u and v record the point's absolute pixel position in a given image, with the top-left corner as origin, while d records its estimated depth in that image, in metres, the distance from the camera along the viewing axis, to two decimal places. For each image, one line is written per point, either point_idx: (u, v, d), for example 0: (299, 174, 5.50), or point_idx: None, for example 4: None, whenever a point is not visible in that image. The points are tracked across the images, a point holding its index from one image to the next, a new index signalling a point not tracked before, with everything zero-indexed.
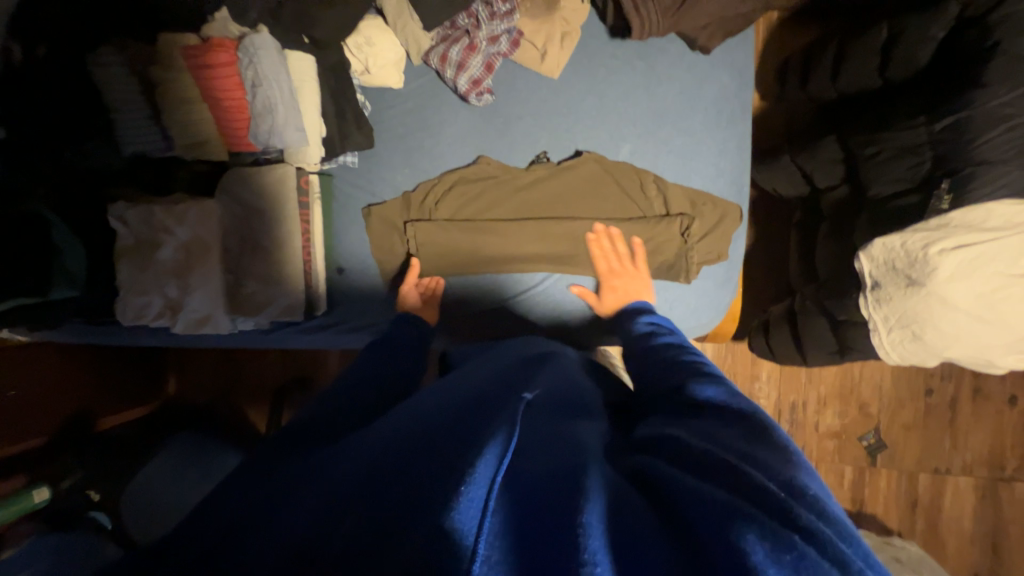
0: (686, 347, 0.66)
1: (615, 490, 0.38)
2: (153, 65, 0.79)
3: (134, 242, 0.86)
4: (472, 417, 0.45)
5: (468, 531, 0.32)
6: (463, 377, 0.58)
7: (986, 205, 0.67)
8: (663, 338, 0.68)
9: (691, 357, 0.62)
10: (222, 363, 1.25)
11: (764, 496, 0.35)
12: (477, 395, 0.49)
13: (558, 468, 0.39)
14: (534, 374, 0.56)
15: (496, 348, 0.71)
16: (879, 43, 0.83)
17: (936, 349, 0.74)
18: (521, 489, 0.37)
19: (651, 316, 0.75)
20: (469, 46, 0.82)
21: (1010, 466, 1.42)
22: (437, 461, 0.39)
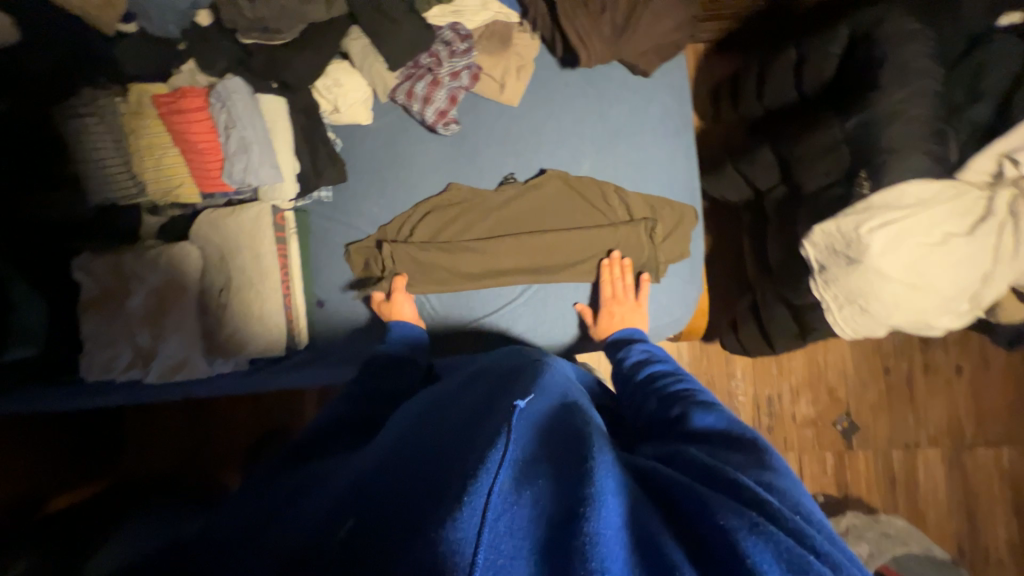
0: (680, 373, 0.70)
1: (637, 504, 0.40)
2: (126, 113, 0.82)
3: (101, 292, 0.84)
4: (481, 425, 0.46)
5: (469, 539, 0.35)
6: (474, 386, 0.60)
7: (899, 185, 0.76)
8: (659, 366, 0.72)
9: (687, 384, 0.65)
10: (194, 418, 1.18)
11: (782, 516, 0.37)
12: (478, 406, 0.51)
13: (566, 467, 0.41)
14: (527, 370, 0.57)
15: (487, 355, 0.74)
16: (791, 62, 0.96)
17: (883, 318, 0.82)
18: (529, 486, 0.39)
19: (645, 344, 0.79)
20: (433, 81, 0.88)
21: (969, 432, 1.53)
22: (444, 480, 0.41)
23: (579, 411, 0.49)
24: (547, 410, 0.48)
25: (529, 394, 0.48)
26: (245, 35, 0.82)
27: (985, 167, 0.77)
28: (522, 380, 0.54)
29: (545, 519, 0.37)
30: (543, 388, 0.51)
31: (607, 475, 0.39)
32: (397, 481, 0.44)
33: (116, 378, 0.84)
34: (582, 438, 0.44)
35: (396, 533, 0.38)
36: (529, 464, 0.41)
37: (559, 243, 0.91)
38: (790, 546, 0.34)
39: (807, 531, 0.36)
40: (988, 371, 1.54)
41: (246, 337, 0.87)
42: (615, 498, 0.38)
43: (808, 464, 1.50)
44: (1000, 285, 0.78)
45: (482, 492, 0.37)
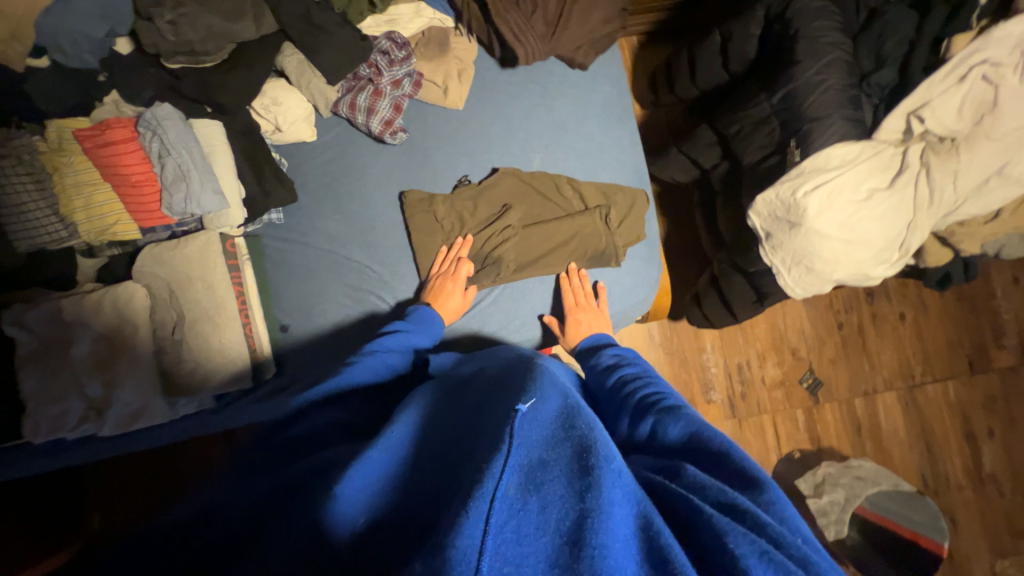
0: (649, 375, 0.70)
1: (649, 515, 0.40)
2: (47, 153, 0.77)
3: (39, 346, 0.78)
4: (484, 431, 0.47)
5: (472, 547, 0.35)
6: (471, 387, 0.60)
7: (825, 150, 0.82)
8: (629, 369, 0.72)
9: (661, 388, 0.67)
10: (162, 468, 1.11)
11: (783, 542, 0.40)
12: (481, 411, 0.52)
13: (573, 471, 0.41)
14: (529, 368, 0.57)
15: (479, 356, 0.76)
16: (717, 45, 1.02)
17: (827, 275, 0.87)
18: (533, 491, 0.40)
19: (615, 348, 0.79)
20: (375, 91, 0.88)
21: (918, 372, 1.65)
22: (452, 494, 0.41)
23: (582, 409, 0.48)
24: (551, 413, 0.47)
25: (530, 398, 0.48)
26: (170, 58, 0.78)
27: (897, 126, 0.82)
28: (524, 379, 0.54)
29: (550, 526, 0.38)
30: (544, 388, 0.51)
31: (615, 484, 0.40)
32: (405, 495, 0.47)
33: (67, 437, 0.78)
34: (586, 444, 0.43)
35: (402, 545, 0.41)
36: (535, 468, 0.41)
37: (518, 240, 0.92)
38: (791, 571, 0.37)
39: (810, 558, 0.39)
40: (927, 313, 1.67)
41: (209, 373, 0.83)
42: (622, 508, 0.39)
43: (782, 423, 1.58)
44: (923, 230, 0.85)
45: (486, 497, 0.38)
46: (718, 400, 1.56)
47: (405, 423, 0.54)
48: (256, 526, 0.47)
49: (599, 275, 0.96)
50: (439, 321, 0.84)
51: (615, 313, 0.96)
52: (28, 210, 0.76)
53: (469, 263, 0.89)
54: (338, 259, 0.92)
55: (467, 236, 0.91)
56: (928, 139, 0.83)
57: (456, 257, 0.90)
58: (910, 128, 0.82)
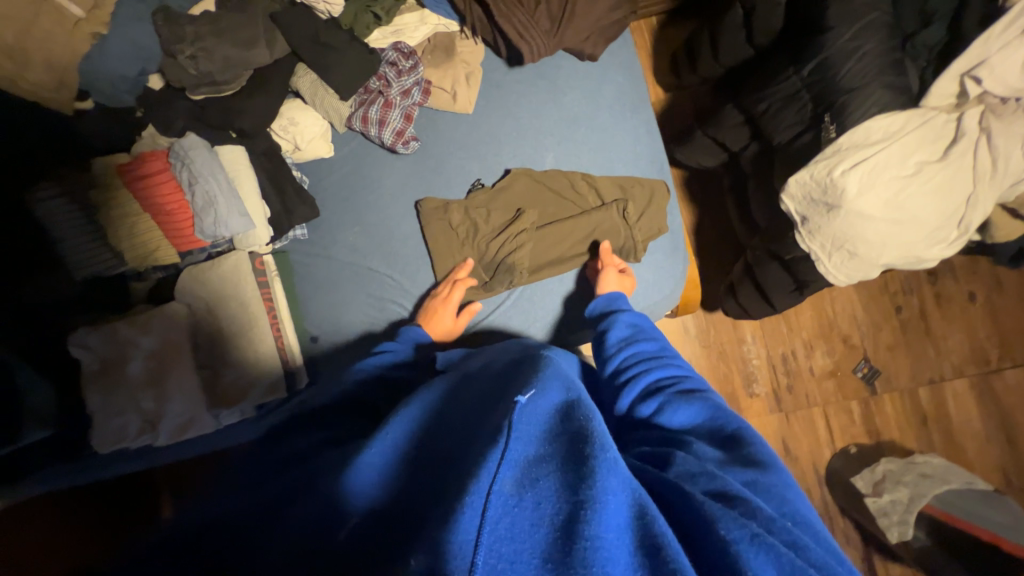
0: (659, 353, 0.69)
1: (643, 505, 0.40)
2: (93, 189, 0.83)
3: (100, 364, 0.85)
4: (484, 424, 0.47)
5: (468, 541, 0.35)
6: (479, 381, 0.59)
7: (864, 123, 0.75)
8: (640, 343, 0.70)
9: (671, 369, 0.66)
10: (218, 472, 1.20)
11: (776, 528, 0.40)
12: (484, 403, 0.52)
13: (568, 465, 0.41)
14: (533, 360, 0.56)
15: (486, 350, 0.75)
16: (739, 18, 0.95)
17: (873, 259, 0.80)
18: (528, 488, 0.39)
19: (628, 314, 0.76)
20: (385, 103, 0.89)
21: (994, 357, 1.49)
22: (449, 486, 0.41)
23: (584, 403, 0.48)
24: (550, 407, 0.47)
25: (529, 389, 0.47)
26: (194, 91, 0.83)
27: (949, 90, 0.73)
28: (527, 370, 0.53)
29: (543, 521, 0.37)
30: (545, 380, 0.49)
31: (611, 474, 0.40)
32: (401, 491, 0.45)
33: (129, 446, 0.85)
34: (585, 434, 0.43)
35: (394, 540, 0.40)
36: (531, 465, 0.41)
37: (534, 241, 0.91)
38: (790, 559, 0.36)
39: (801, 543, 0.39)
40: (1002, 291, 1.50)
41: (247, 386, 0.87)
42: (618, 499, 0.39)
43: (835, 416, 1.48)
44: (985, 206, 0.76)
45: (481, 492, 0.38)
46: (761, 393, 1.48)
47: (407, 422, 0.52)
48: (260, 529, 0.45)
49: None
50: (428, 339, 0.83)
51: (640, 310, 0.92)
52: (86, 247, 0.83)
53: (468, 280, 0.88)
54: (359, 269, 0.94)
55: (467, 259, 0.90)
56: (988, 102, 0.73)
57: (453, 280, 0.89)
58: (965, 91, 0.73)
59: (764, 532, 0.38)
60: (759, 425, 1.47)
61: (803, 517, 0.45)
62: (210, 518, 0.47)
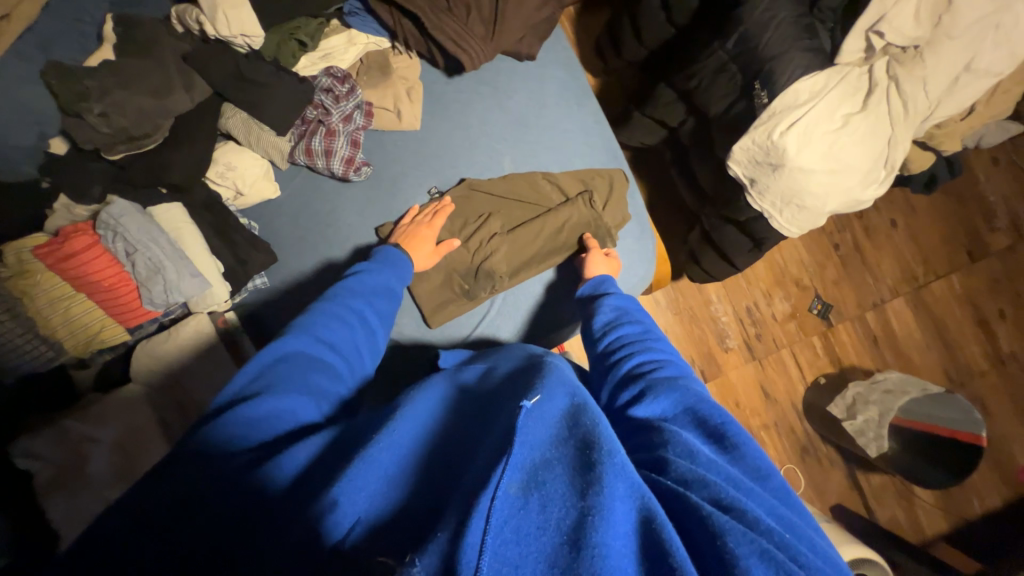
0: (649, 337, 0.70)
1: (650, 509, 0.40)
2: (3, 279, 0.72)
3: (53, 472, 0.75)
4: (491, 433, 0.47)
5: (475, 544, 0.36)
6: (485, 387, 0.57)
7: (792, 86, 0.81)
8: (628, 327, 0.72)
9: (660, 354, 0.67)
10: None
11: (775, 537, 0.40)
12: (490, 412, 0.51)
13: (575, 469, 0.42)
14: (539, 365, 0.57)
15: (492, 355, 0.73)
16: (657, 2, 0.99)
17: (819, 209, 0.87)
18: (535, 489, 0.40)
19: (615, 299, 0.78)
20: (328, 132, 0.85)
21: (921, 273, 1.67)
22: (457, 495, 0.41)
23: (589, 408, 0.49)
24: (555, 412, 0.48)
25: (536, 393, 0.48)
26: (109, 150, 0.74)
27: (857, 46, 0.80)
28: (532, 375, 0.53)
29: (550, 526, 0.38)
30: (550, 385, 0.51)
31: (618, 479, 0.40)
32: (407, 504, 0.44)
33: None
34: (592, 439, 0.44)
35: (398, 549, 0.39)
36: (538, 468, 0.42)
37: (508, 244, 0.90)
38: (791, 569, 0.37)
39: (796, 550, 0.40)
40: (916, 215, 1.68)
41: None
42: (624, 513, 0.39)
43: (802, 353, 1.59)
44: (905, 144, 0.84)
45: (488, 496, 0.39)
46: (735, 347, 1.57)
47: (415, 423, 0.51)
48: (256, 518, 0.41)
49: None
50: (407, 261, 0.81)
51: None
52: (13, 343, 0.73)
53: (451, 205, 0.87)
54: None
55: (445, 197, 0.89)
56: (891, 52, 0.81)
57: (436, 211, 0.87)
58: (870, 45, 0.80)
59: (773, 548, 0.39)
60: (738, 376, 1.56)
61: (793, 523, 0.45)
62: (200, 487, 0.42)
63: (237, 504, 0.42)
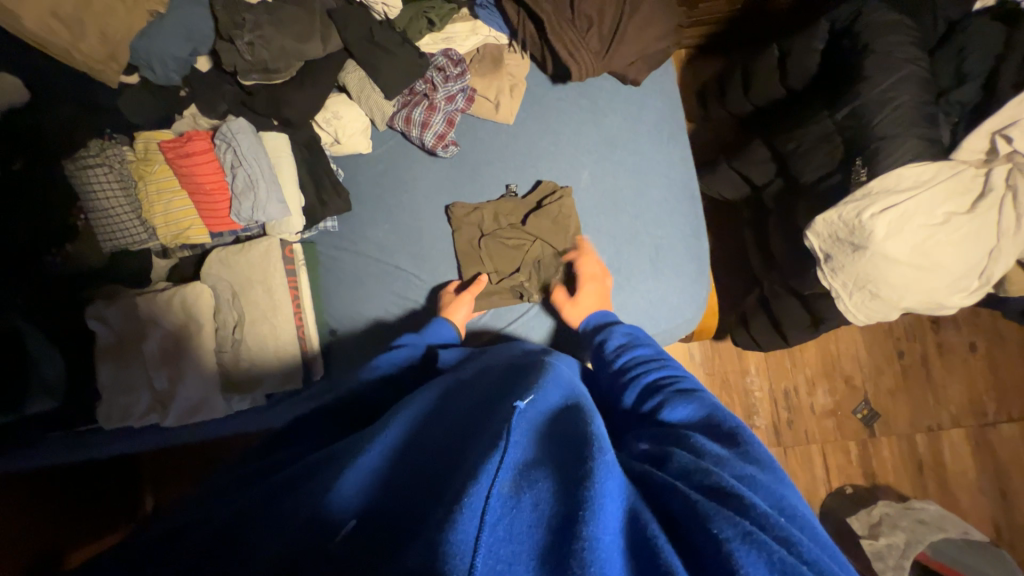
0: (660, 356, 0.71)
1: (636, 510, 0.41)
2: (133, 162, 0.84)
3: (116, 339, 0.85)
4: (485, 427, 0.49)
5: (468, 540, 0.35)
6: (477, 386, 0.61)
7: (896, 170, 0.78)
8: (640, 351, 0.71)
9: (669, 368, 0.67)
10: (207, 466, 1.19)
11: (771, 525, 0.40)
12: (479, 409, 0.54)
13: (567, 467, 0.43)
14: (529, 368, 0.59)
15: (488, 352, 0.75)
16: (775, 60, 0.99)
17: (893, 302, 0.82)
18: (526, 488, 0.40)
19: (624, 325, 0.78)
20: (429, 106, 0.90)
21: (991, 410, 1.51)
22: (451, 485, 0.42)
23: (581, 407, 0.51)
24: (546, 412, 0.50)
25: (530, 394, 0.50)
26: (245, 76, 0.83)
27: (979, 146, 0.77)
28: (525, 377, 0.56)
29: (541, 523, 0.38)
30: (546, 385, 0.53)
31: (608, 475, 0.41)
32: (396, 495, 0.46)
33: (134, 425, 0.85)
34: (586, 436, 0.46)
35: (393, 539, 0.41)
36: (527, 468, 0.43)
37: (532, 275, 0.92)
38: (782, 556, 0.36)
39: (794, 539, 0.39)
40: (1003, 345, 1.53)
41: (262, 371, 0.86)
42: (614, 499, 0.40)
43: (833, 455, 1.48)
44: (1007, 259, 0.78)
45: (481, 494, 0.38)
46: (761, 426, 1.48)
47: (404, 423, 0.55)
48: (244, 522, 0.43)
49: (644, 290, 0.92)
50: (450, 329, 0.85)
51: (659, 333, 0.92)
52: (117, 216, 0.84)
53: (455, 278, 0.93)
54: (386, 267, 0.94)
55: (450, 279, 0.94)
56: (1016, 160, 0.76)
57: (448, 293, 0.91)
58: (995, 148, 0.76)
59: (756, 531, 0.38)
60: None
61: (795, 508, 0.45)
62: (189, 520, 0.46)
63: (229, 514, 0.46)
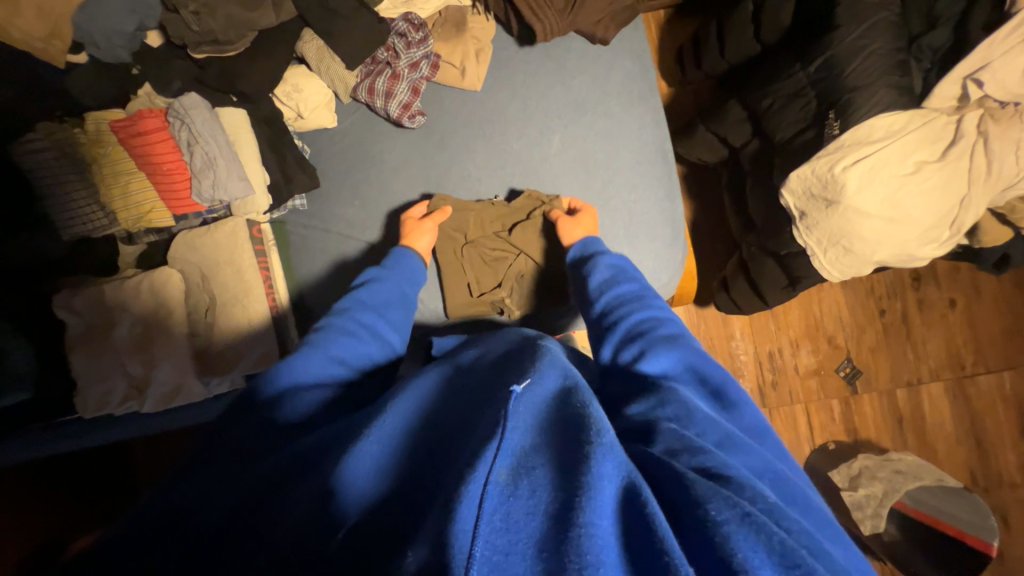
0: (643, 295, 0.70)
1: (633, 486, 0.39)
2: (88, 143, 0.80)
3: (86, 328, 0.83)
4: (482, 415, 0.47)
5: (466, 535, 0.36)
6: (478, 366, 0.58)
7: (867, 121, 0.77)
8: (622, 289, 0.71)
9: (651, 309, 0.67)
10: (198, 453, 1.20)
11: (765, 507, 0.39)
12: (477, 394, 0.52)
13: (565, 454, 0.41)
14: (529, 348, 0.56)
15: (487, 338, 0.72)
16: (749, 14, 0.96)
17: (867, 256, 0.82)
18: (524, 476, 0.39)
19: (608, 257, 0.77)
20: (393, 75, 0.87)
21: (970, 362, 1.55)
22: (448, 478, 0.42)
23: (581, 389, 0.48)
24: (547, 392, 0.48)
25: (526, 378, 0.48)
26: (195, 49, 0.80)
27: (950, 93, 0.75)
28: (522, 357, 0.53)
29: (539, 510, 0.38)
30: (544, 367, 0.50)
31: (606, 460, 0.40)
32: (397, 491, 0.46)
33: (113, 412, 0.84)
34: (584, 420, 0.44)
35: (397, 533, 0.42)
36: (526, 454, 0.42)
37: (508, 294, 0.90)
38: (778, 537, 0.35)
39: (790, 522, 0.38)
40: (981, 299, 1.56)
41: (239, 352, 0.85)
42: (611, 484, 0.39)
43: (817, 414, 1.52)
44: (977, 209, 0.78)
45: (478, 484, 0.39)
46: (746, 389, 1.51)
47: (404, 413, 0.52)
48: (241, 517, 0.45)
49: (620, 255, 0.92)
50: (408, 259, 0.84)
51: None
52: (75, 203, 0.80)
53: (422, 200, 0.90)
54: (359, 244, 0.93)
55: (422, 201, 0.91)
56: (987, 105, 0.75)
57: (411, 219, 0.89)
58: (965, 94, 0.74)
59: (755, 512, 0.37)
60: None
61: (785, 478, 0.47)
62: (170, 510, 0.46)
63: (213, 519, 0.45)
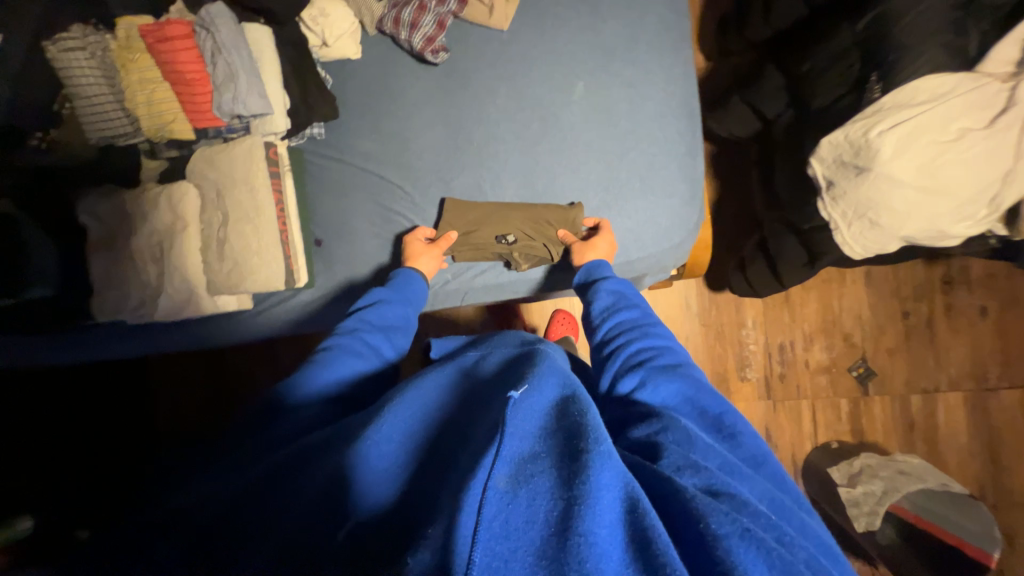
0: (644, 323, 0.68)
1: (635, 496, 0.38)
2: (115, 49, 0.82)
3: (103, 234, 0.85)
4: (482, 426, 0.45)
5: (466, 548, 0.33)
6: (482, 377, 0.55)
7: (912, 83, 0.73)
8: (624, 316, 0.70)
9: (651, 340, 0.65)
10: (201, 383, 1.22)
11: (767, 524, 0.40)
12: (478, 408, 0.49)
13: (563, 463, 0.39)
14: (528, 359, 0.54)
15: (488, 339, 0.68)
16: None
17: (894, 230, 0.77)
18: (522, 483, 0.37)
19: (611, 283, 0.76)
20: (419, 5, 0.85)
21: (994, 374, 1.48)
22: (451, 489, 0.40)
23: (580, 397, 0.47)
24: (547, 401, 0.47)
25: (524, 384, 0.46)
26: None
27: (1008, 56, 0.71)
28: (520, 368, 0.52)
29: (537, 519, 0.36)
30: (542, 375, 0.49)
31: (605, 467, 0.39)
32: (399, 501, 0.42)
33: (127, 318, 0.88)
34: (580, 429, 0.42)
35: (399, 534, 0.38)
36: (526, 461, 0.40)
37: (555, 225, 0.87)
38: (775, 551, 0.36)
39: (782, 533, 0.40)
40: (1015, 310, 1.48)
41: (243, 271, 0.86)
42: (610, 492, 0.38)
43: (823, 411, 1.47)
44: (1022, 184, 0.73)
45: (477, 492, 0.36)
46: (752, 378, 1.47)
47: (407, 418, 0.50)
48: (239, 515, 0.40)
49: (633, 210, 0.90)
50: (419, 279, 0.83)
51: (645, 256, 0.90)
52: (100, 104, 0.82)
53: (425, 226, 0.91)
54: (372, 179, 0.93)
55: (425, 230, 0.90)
56: None
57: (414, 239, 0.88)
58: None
59: (752, 526, 0.38)
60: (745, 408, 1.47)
61: (781, 501, 0.46)
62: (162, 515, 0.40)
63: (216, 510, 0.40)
